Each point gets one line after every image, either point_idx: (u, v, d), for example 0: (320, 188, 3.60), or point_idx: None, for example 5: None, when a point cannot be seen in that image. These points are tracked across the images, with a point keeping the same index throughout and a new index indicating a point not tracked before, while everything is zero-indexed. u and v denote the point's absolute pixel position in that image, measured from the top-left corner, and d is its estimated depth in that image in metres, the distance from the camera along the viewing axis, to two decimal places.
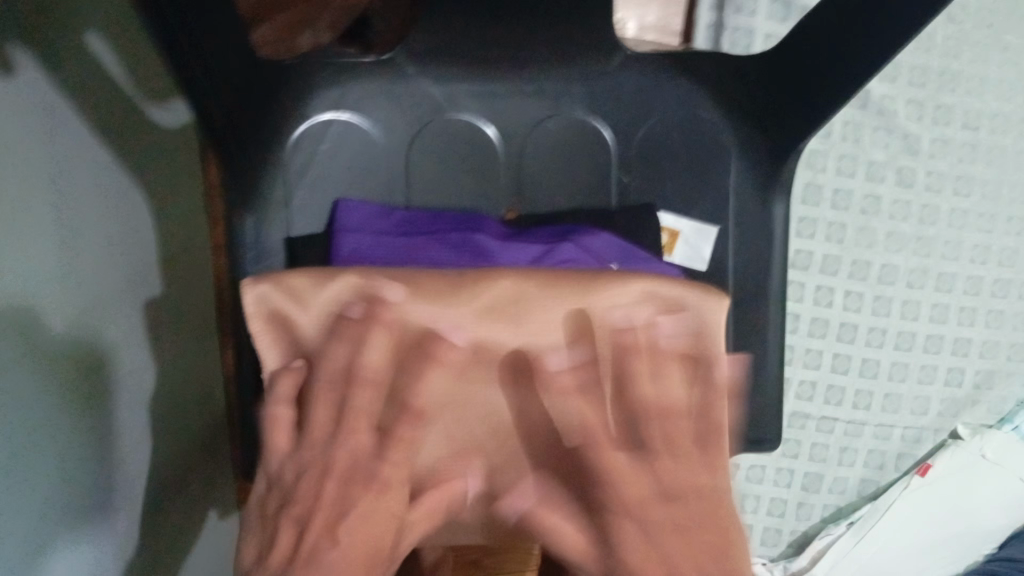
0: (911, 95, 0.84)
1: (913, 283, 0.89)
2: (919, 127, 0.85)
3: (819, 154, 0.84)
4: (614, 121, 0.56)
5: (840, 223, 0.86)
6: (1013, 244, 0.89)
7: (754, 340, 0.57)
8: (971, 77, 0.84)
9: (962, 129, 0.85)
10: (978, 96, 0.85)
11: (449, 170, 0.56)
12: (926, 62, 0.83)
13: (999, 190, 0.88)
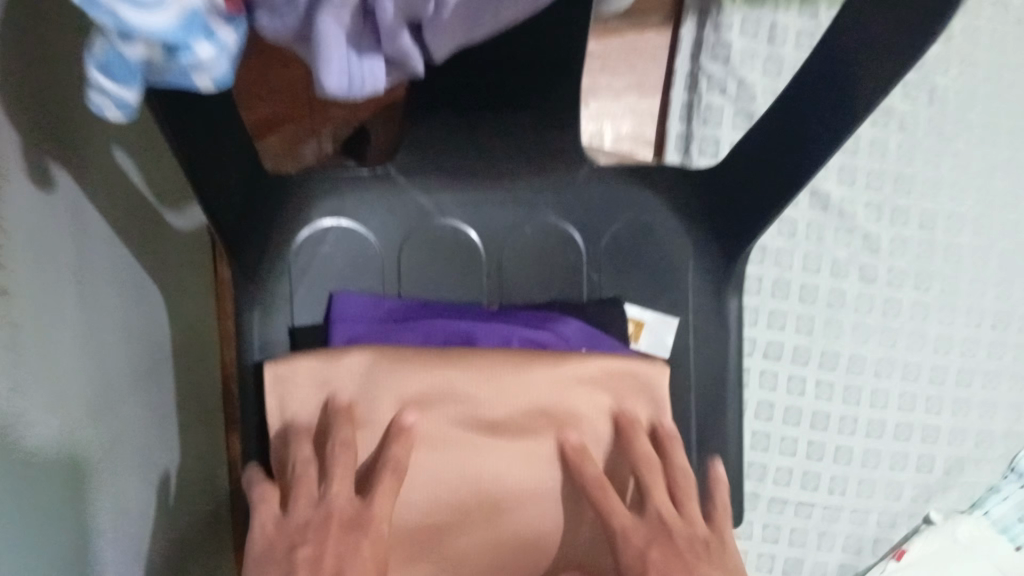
0: (870, 198, 0.92)
1: (880, 373, 0.94)
2: (879, 227, 0.92)
3: (787, 252, 0.92)
4: (585, 226, 0.63)
5: (808, 315, 0.93)
6: (972, 337, 0.95)
7: (713, 426, 0.62)
8: (927, 180, 0.92)
9: (919, 228, 0.93)
10: (933, 198, 0.92)
11: (438, 271, 0.62)
12: (884, 169, 0.91)
13: (956, 285, 0.94)
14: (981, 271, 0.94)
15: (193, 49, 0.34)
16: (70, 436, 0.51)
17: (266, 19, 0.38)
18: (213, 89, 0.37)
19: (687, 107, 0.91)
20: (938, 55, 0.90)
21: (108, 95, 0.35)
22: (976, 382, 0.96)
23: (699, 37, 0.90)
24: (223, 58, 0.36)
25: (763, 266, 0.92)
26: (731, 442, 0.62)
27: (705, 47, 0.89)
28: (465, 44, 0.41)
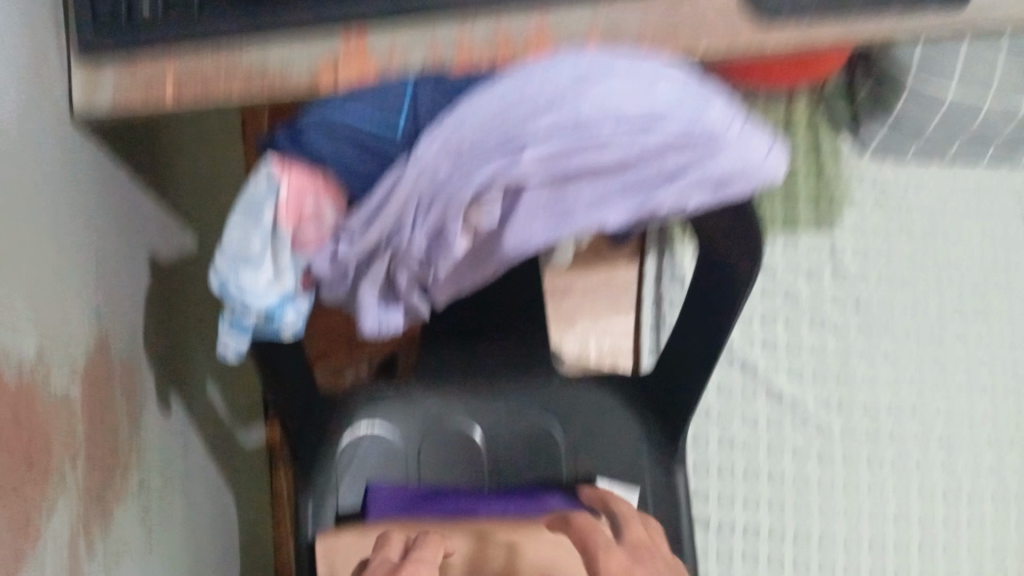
0: (820, 393, 1.13)
1: (851, 548, 1.10)
2: (831, 417, 1.12)
3: (752, 443, 1.12)
4: (562, 421, 0.81)
5: (779, 498, 1.11)
6: (928, 512, 1.12)
7: None
8: (864, 375, 1.14)
9: (865, 417, 1.13)
10: (873, 389, 1.13)
11: (450, 464, 0.80)
12: (826, 368, 1.14)
13: (906, 466, 1.12)
14: (925, 452, 1.13)
15: (283, 316, 0.56)
16: None
17: (327, 291, 0.59)
18: (291, 337, 0.58)
19: (655, 328, 1.10)
20: (857, 272, 1.17)
21: (231, 344, 0.56)
22: (939, 549, 1.11)
23: (659, 269, 1.09)
24: (300, 321, 0.57)
25: (733, 455, 1.12)
26: None
27: (664, 274, 1.08)
28: (456, 292, 0.58)
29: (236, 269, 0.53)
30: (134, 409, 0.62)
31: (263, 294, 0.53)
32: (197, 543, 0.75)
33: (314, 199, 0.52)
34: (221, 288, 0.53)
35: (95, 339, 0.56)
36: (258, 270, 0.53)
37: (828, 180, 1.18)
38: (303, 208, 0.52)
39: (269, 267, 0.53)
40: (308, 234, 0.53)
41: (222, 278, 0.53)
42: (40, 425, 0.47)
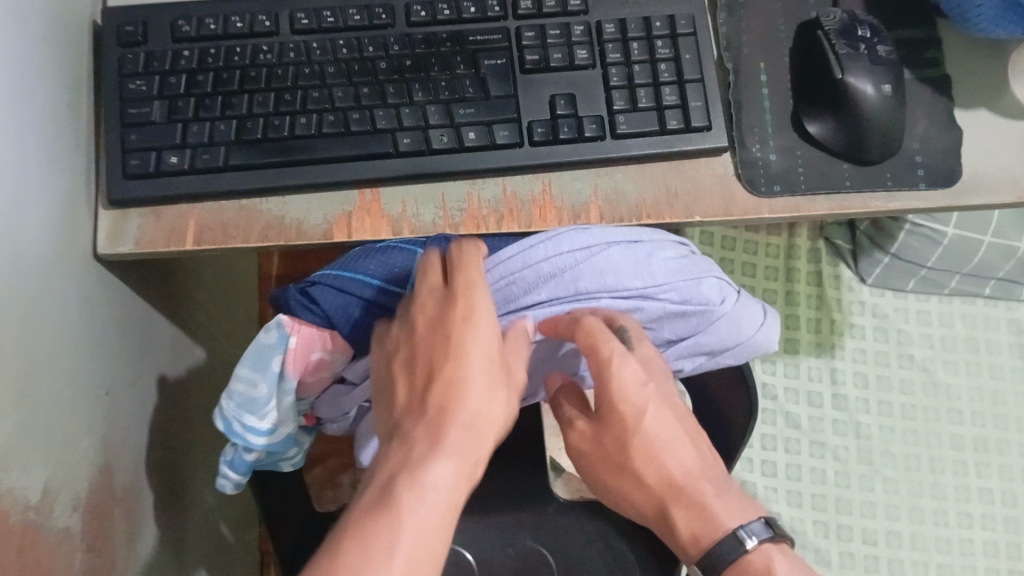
0: (818, 518, 1.13)
1: None
2: (828, 543, 1.12)
3: None
4: (554, 548, 0.80)
5: None
6: None
7: None
8: (862, 502, 1.14)
9: (864, 544, 1.12)
10: (870, 516, 1.13)
11: None
12: (824, 492, 1.14)
13: None
14: None
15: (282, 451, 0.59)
16: None
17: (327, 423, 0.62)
18: (289, 467, 0.62)
19: None
20: (858, 397, 1.18)
21: (230, 477, 0.60)
22: None
23: None
24: (297, 452, 0.62)
25: None
26: None
27: None
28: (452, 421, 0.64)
29: (241, 411, 0.55)
30: (131, 531, 0.63)
31: (264, 435, 0.56)
32: None
33: (326, 357, 0.55)
34: (226, 429, 0.56)
35: (98, 466, 0.57)
36: (261, 416, 0.56)
37: (828, 305, 1.22)
38: (314, 363, 0.55)
39: (273, 412, 0.56)
40: (313, 383, 0.56)
41: (227, 421, 0.56)
42: (39, 558, 0.48)
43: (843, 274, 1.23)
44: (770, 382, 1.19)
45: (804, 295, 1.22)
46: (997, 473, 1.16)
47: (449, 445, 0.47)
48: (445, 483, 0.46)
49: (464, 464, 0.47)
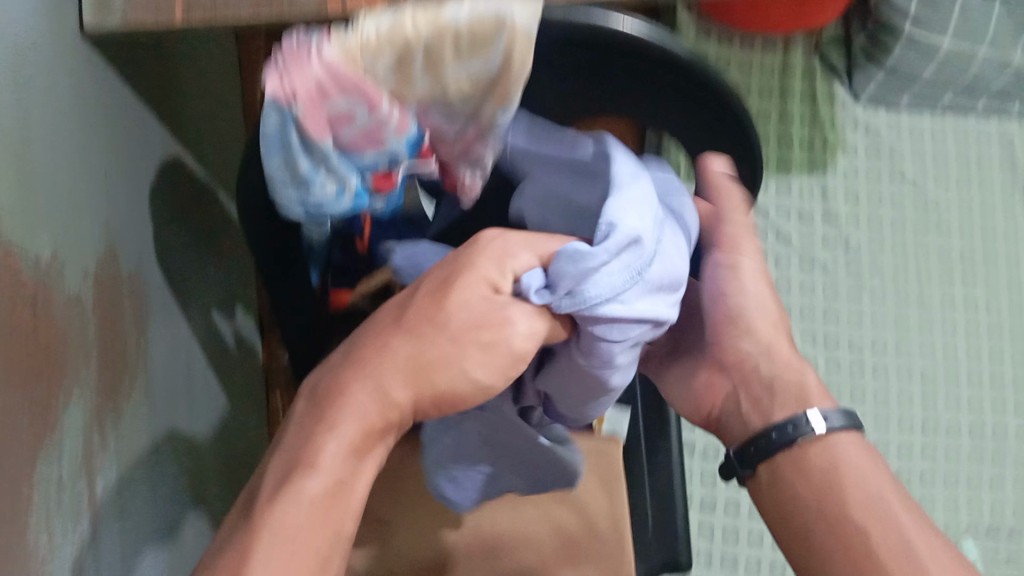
0: (806, 329, 1.16)
1: None
2: (816, 351, 1.15)
3: None
4: None
5: None
6: (907, 440, 1.13)
7: None
8: (850, 313, 1.17)
9: (849, 351, 1.16)
10: (857, 327, 1.17)
11: None
12: (812, 304, 1.17)
13: (887, 398, 1.15)
14: (906, 387, 1.15)
15: (372, 201, 0.60)
16: (173, 480, 0.72)
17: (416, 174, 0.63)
18: (387, 211, 0.64)
19: None
20: (848, 213, 1.20)
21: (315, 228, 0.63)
22: (915, 479, 1.12)
23: None
24: (391, 197, 0.62)
25: None
26: None
27: None
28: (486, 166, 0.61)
29: (303, 191, 0.55)
30: (139, 319, 0.65)
31: (338, 199, 0.57)
32: (198, 451, 0.78)
33: (346, 103, 0.51)
34: (301, 213, 0.57)
35: (104, 246, 0.58)
36: (320, 185, 0.55)
37: (822, 124, 1.21)
38: (334, 116, 0.52)
39: (329, 178, 0.55)
40: (358, 139, 0.54)
41: (299, 206, 0.56)
42: (54, 318, 0.49)
43: (837, 92, 1.22)
44: (762, 201, 1.19)
45: (799, 113, 1.21)
46: (982, 284, 1.19)
47: (335, 434, 0.44)
48: (333, 467, 0.44)
49: (349, 449, 0.44)
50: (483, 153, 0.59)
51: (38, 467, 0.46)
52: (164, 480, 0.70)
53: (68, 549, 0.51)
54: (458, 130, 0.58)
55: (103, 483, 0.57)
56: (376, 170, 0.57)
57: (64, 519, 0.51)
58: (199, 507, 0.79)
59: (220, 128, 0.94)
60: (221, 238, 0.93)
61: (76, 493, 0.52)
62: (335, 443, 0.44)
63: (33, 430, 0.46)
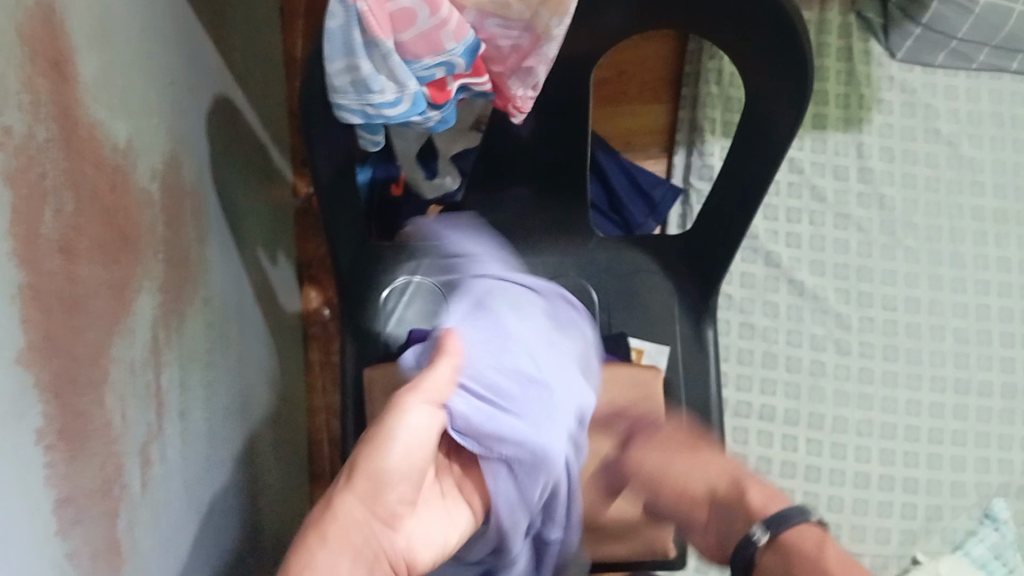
0: (839, 286, 1.17)
1: (861, 432, 1.12)
2: (848, 308, 1.16)
3: (772, 330, 1.15)
4: (595, 281, 0.83)
5: (795, 382, 1.14)
6: (939, 399, 1.14)
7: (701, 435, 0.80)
8: (884, 271, 1.17)
9: (883, 309, 1.16)
10: (891, 285, 1.17)
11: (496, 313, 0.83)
12: (846, 261, 1.17)
13: (919, 356, 1.15)
14: (938, 346, 1.15)
15: (429, 113, 0.62)
16: (229, 398, 0.73)
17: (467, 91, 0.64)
18: (443, 127, 0.65)
19: (681, 216, 1.16)
20: (883, 170, 1.20)
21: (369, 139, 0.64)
22: (945, 439, 1.13)
23: (687, 162, 1.19)
24: (447, 112, 0.63)
25: (753, 340, 1.15)
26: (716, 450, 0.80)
27: (694, 168, 1.18)
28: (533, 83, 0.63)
29: (363, 95, 0.57)
30: (200, 231, 0.66)
31: (396, 106, 0.58)
32: (248, 378, 0.80)
33: (408, 1, 0.53)
34: (360, 119, 0.59)
35: (170, 151, 0.59)
36: (381, 90, 0.57)
37: (858, 81, 1.21)
38: (396, 14, 0.54)
39: (389, 82, 0.57)
40: (417, 42, 0.56)
41: (359, 112, 0.58)
42: (128, 204, 0.51)
43: (874, 49, 1.22)
44: (797, 157, 1.20)
45: (835, 70, 1.22)
46: (1015, 243, 1.19)
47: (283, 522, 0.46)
48: None
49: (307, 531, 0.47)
50: (534, 66, 0.61)
51: (116, 343, 0.48)
52: (223, 399, 0.71)
53: (142, 435, 0.52)
54: (513, 41, 0.59)
55: (171, 380, 0.58)
56: (432, 79, 0.59)
57: (138, 401, 0.52)
58: (253, 435, 0.80)
59: (267, 70, 0.95)
60: (267, 179, 0.95)
61: (149, 382, 0.53)
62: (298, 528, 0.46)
63: (113, 305, 0.48)
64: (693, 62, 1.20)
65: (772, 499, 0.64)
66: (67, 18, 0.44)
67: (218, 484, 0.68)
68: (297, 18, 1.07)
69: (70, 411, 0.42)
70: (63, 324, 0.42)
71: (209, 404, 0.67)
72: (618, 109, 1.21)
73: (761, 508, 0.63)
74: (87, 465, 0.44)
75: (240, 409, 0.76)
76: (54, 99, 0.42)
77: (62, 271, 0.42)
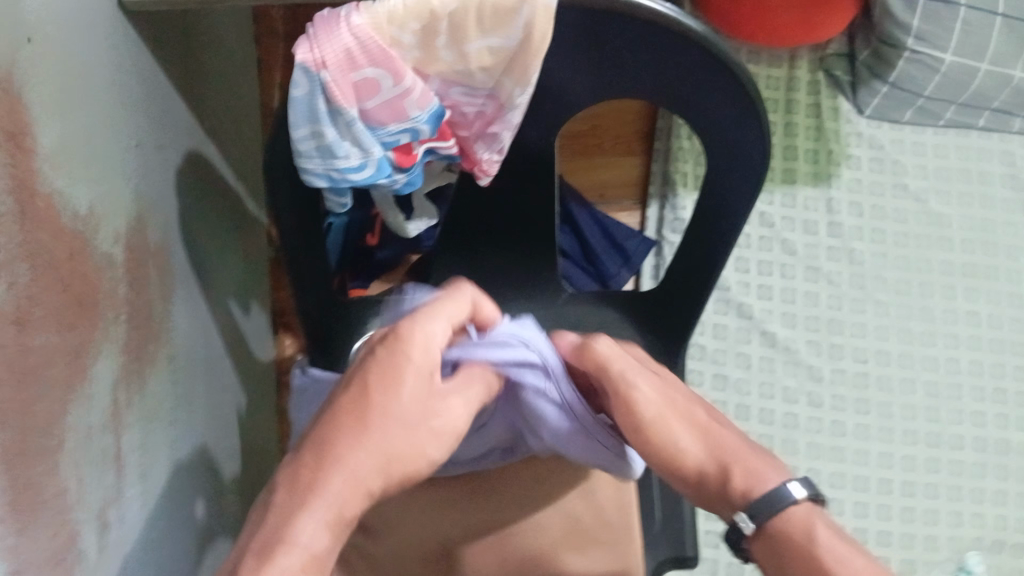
0: (810, 337, 1.18)
1: (834, 484, 1.12)
2: (819, 360, 1.17)
3: (744, 382, 1.16)
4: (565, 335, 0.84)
5: (768, 435, 1.14)
6: (911, 452, 1.14)
7: (672, 494, 0.80)
8: (854, 323, 1.18)
9: (854, 362, 1.17)
10: (862, 337, 1.18)
11: None
12: (816, 313, 1.18)
13: (891, 408, 1.15)
14: (909, 399, 1.16)
15: (395, 177, 0.62)
16: (194, 454, 0.72)
17: (434, 156, 0.65)
18: (411, 191, 0.66)
19: (654, 268, 1.16)
20: (852, 225, 1.22)
21: (335, 202, 0.65)
22: (918, 491, 1.12)
23: (660, 216, 1.20)
24: (414, 178, 0.64)
25: (726, 392, 1.15)
26: (685, 511, 0.79)
27: (666, 222, 1.19)
28: (501, 147, 0.64)
29: (328, 160, 0.58)
30: (166, 289, 0.66)
31: (360, 171, 0.58)
32: (215, 432, 0.79)
33: (371, 72, 0.54)
34: (326, 184, 0.59)
35: (135, 211, 0.60)
36: (344, 156, 0.57)
37: (826, 137, 1.24)
38: (360, 84, 0.54)
39: (353, 148, 0.57)
40: (381, 110, 0.56)
41: (324, 177, 0.59)
42: (89, 269, 0.51)
43: (842, 106, 1.25)
44: (768, 212, 1.22)
45: (804, 127, 1.24)
46: (984, 297, 1.20)
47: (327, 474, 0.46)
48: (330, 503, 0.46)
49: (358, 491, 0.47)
50: (498, 132, 0.62)
51: (72, 410, 0.48)
52: (186, 454, 0.70)
53: (98, 501, 0.52)
54: (478, 108, 0.61)
55: (132, 441, 0.58)
56: (397, 144, 0.59)
57: (95, 466, 0.51)
58: (218, 492, 0.79)
59: (242, 124, 0.96)
60: (241, 232, 0.95)
61: (107, 446, 0.53)
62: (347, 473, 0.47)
63: (69, 370, 0.48)
64: (665, 117, 1.22)
65: (758, 480, 0.55)
66: (26, 89, 0.44)
67: (179, 541, 0.67)
68: (275, 72, 1.09)
69: (21, 483, 0.42)
70: (14, 395, 0.42)
71: (173, 462, 0.67)
72: (593, 162, 1.23)
73: (738, 498, 0.55)
74: (37, 537, 0.44)
75: (205, 465, 0.75)
76: (11, 172, 0.42)
77: (15, 340, 0.42)
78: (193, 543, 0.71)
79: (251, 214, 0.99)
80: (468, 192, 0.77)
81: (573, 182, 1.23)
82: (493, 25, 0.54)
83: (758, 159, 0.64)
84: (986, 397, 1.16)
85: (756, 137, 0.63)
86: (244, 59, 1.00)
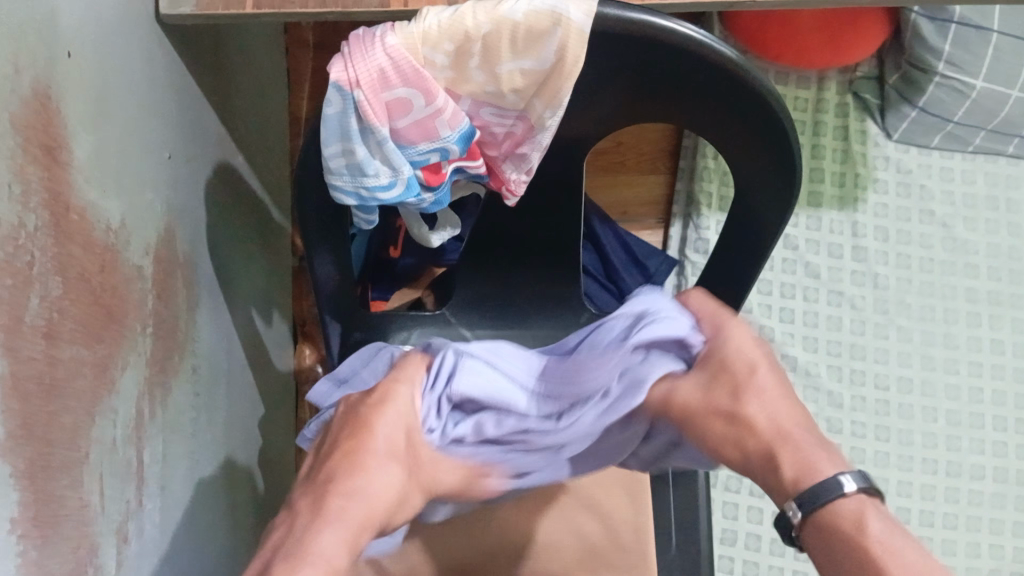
0: (832, 362, 1.17)
1: None
2: (840, 385, 1.16)
3: None
4: None
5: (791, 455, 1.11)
6: (931, 482, 1.12)
7: None
8: (876, 349, 1.17)
9: (876, 388, 1.16)
10: (884, 363, 1.17)
11: None
12: (838, 337, 1.18)
13: (910, 437, 1.14)
14: (930, 427, 1.14)
15: (422, 196, 0.62)
16: (213, 466, 0.72)
17: (462, 175, 0.65)
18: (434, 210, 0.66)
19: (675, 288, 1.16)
20: (877, 250, 1.21)
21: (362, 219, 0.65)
22: (936, 521, 1.11)
23: (684, 234, 1.20)
24: (438, 198, 0.64)
25: None
26: None
27: (688, 242, 1.18)
28: (531, 168, 0.64)
29: (357, 177, 0.58)
30: (191, 300, 0.66)
31: (388, 190, 0.58)
32: (233, 442, 0.79)
33: (403, 92, 0.54)
34: (354, 202, 0.59)
35: (165, 223, 0.60)
36: (374, 175, 0.57)
37: (853, 160, 1.23)
38: (392, 104, 0.55)
39: (383, 166, 0.58)
40: (411, 129, 0.56)
41: (354, 195, 0.59)
42: (119, 281, 0.51)
43: (870, 130, 1.24)
44: (792, 233, 1.21)
45: (831, 149, 1.24)
46: (1009, 325, 1.18)
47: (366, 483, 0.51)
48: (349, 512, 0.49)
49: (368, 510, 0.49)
50: (527, 153, 0.62)
51: (97, 422, 0.48)
52: (205, 464, 0.70)
53: (119, 513, 0.52)
54: (507, 129, 0.61)
55: (153, 453, 0.58)
56: (426, 163, 0.59)
57: (117, 479, 0.51)
58: (235, 503, 0.79)
59: (269, 134, 0.97)
60: (266, 242, 0.95)
61: (129, 459, 0.53)
62: (356, 497, 0.49)
63: (96, 382, 0.48)
64: (691, 136, 1.21)
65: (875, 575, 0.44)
66: (63, 101, 0.44)
67: (195, 554, 0.67)
68: (304, 82, 1.09)
69: (45, 496, 0.42)
70: (42, 407, 0.42)
71: (192, 474, 0.67)
72: (617, 180, 1.23)
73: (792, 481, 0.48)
74: (59, 548, 0.44)
75: (223, 476, 0.75)
76: (47, 186, 0.42)
77: (44, 353, 0.42)
78: (208, 555, 0.71)
79: (276, 224, 1.00)
80: (495, 211, 0.77)
81: (597, 201, 1.23)
82: (526, 47, 0.54)
83: (786, 187, 0.64)
84: (1007, 426, 1.14)
85: (788, 168, 0.62)
86: (274, 70, 1.01)
